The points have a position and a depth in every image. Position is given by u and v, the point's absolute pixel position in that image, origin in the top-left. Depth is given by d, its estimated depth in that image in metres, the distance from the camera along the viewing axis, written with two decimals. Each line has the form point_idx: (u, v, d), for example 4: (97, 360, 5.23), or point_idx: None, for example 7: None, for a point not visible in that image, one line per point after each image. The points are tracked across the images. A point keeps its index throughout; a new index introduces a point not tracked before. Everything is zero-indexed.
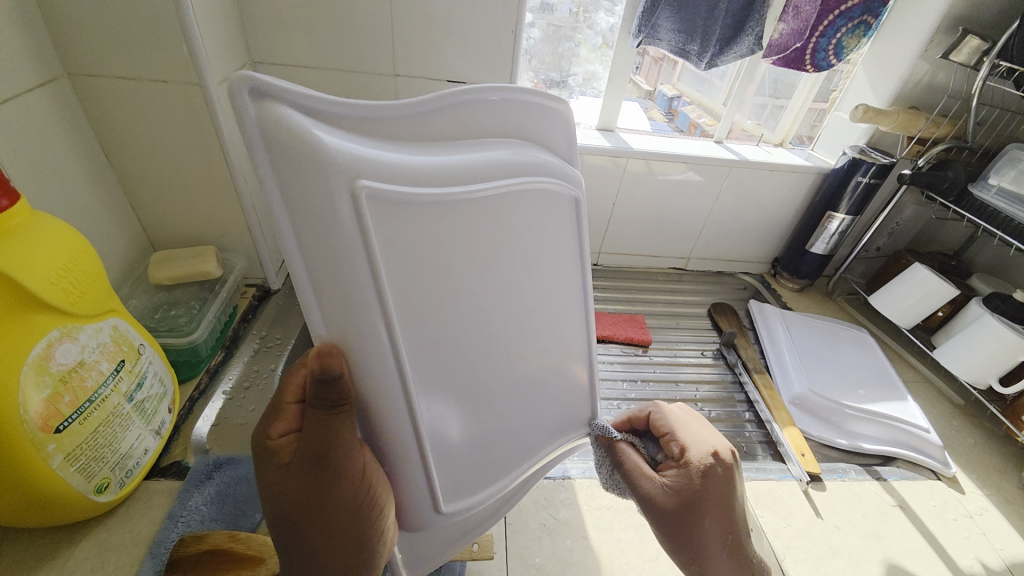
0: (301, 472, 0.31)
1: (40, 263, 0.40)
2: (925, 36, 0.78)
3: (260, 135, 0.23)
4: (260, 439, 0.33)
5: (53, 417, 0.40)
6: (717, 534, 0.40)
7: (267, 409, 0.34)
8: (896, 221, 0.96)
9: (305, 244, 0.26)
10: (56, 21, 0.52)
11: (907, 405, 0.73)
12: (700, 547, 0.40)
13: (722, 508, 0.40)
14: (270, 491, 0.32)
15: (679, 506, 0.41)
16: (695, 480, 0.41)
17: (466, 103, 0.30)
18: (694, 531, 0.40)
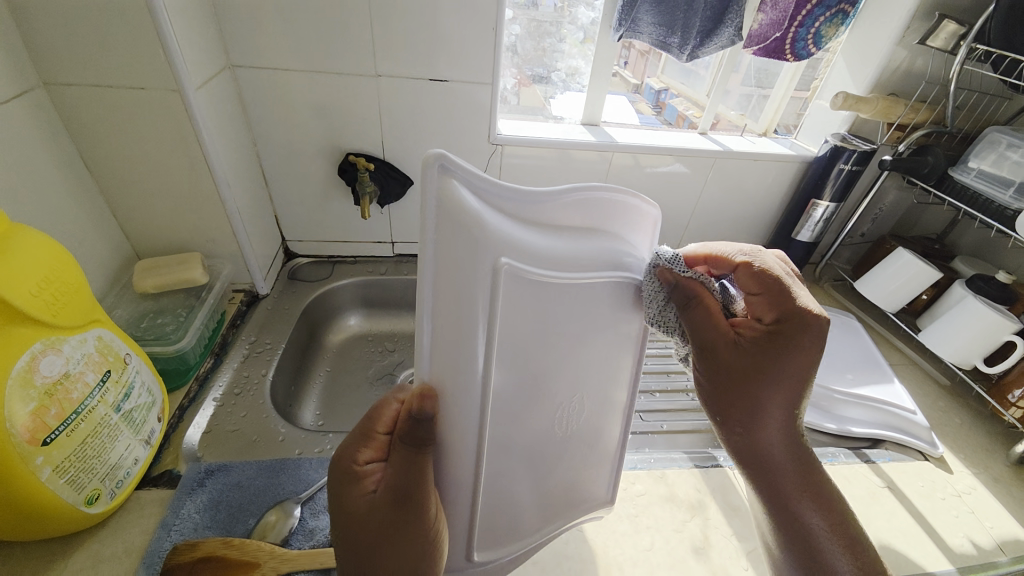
0: (384, 502, 0.33)
1: (21, 276, 0.40)
2: (903, 23, 0.79)
3: (437, 201, 0.31)
4: (349, 462, 0.35)
5: (40, 430, 0.40)
6: (782, 407, 0.40)
7: (359, 436, 0.37)
8: (879, 207, 0.97)
9: (440, 287, 0.33)
10: (26, 29, 0.51)
11: (893, 388, 0.75)
12: (758, 416, 0.40)
13: (797, 384, 0.39)
14: (348, 511, 0.34)
15: (751, 372, 0.39)
16: (782, 348, 0.38)
17: (587, 199, 0.38)
18: (762, 402, 0.39)
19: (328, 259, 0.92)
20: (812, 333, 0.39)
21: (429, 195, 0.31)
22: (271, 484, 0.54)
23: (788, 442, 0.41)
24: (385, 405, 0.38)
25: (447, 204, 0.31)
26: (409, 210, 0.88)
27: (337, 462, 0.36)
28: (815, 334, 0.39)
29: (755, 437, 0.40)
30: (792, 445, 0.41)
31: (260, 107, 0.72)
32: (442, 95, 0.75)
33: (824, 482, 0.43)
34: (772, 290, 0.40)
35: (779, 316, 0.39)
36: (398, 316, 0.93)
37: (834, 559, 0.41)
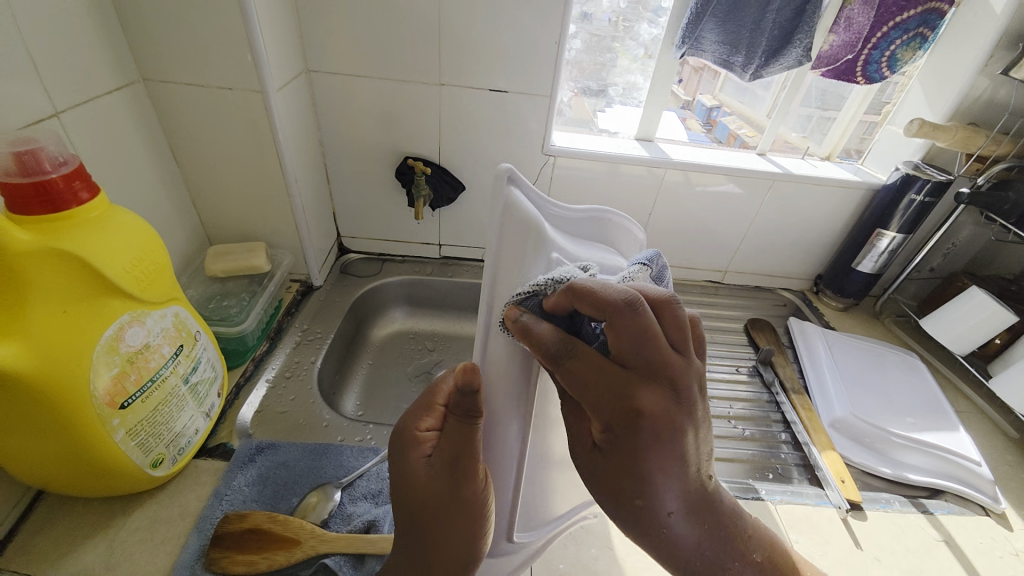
0: (441, 469, 0.35)
1: (116, 253, 0.44)
2: (987, 49, 0.75)
3: (506, 203, 0.37)
4: (409, 430, 0.37)
5: (118, 394, 0.44)
6: (671, 509, 0.33)
7: (420, 404, 0.38)
8: (952, 242, 0.92)
9: (501, 273, 0.38)
10: (135, 31, 0.57)
11: (958, 436, 0.69)
12: (645, 532, 0.33)
13: (674, 482, 0.32)
14: (410, 474, 0.36)
15: (608, 485, 0.33)
16: (633, 453, 0.32)
17: (595, 218, 0.50)
18: (643, 514, 0.33)
19: (378, 256, 0.95)
20: (664, 424, 0.31)
21: (500, 197, 0.36)
22: (314, 466, 0.56)
23: (705, 536, 0.34)
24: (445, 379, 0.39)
25: (516, 204, 0.37)
26: (458, 215, 0.90)
27: (400, 428, 0.37)
28: (657, 429, 0.31)
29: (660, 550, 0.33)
30: (706, 544, 0.34)
31: (328, 110, 0.77)
32: (499, 105, 0.77)
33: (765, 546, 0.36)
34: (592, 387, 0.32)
35: (611, 419, 0.32)
36: (440, 316, 0.95)
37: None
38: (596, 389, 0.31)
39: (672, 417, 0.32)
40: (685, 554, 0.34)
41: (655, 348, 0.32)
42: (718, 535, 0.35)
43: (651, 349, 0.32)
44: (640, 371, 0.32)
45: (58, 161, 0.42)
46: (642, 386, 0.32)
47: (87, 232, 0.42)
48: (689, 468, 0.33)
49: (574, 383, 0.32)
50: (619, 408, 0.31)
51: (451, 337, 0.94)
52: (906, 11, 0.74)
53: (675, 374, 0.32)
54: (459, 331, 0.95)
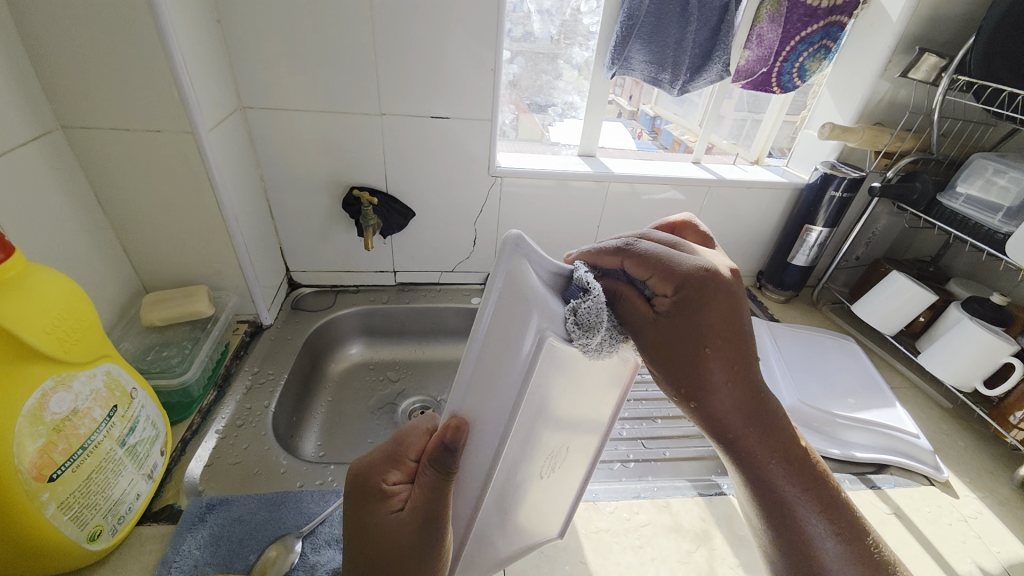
0: (412, 521, 0.33)
1: (35, 314, 0.41)
2: (885, 57, 0.82)
3: (507, 274, 0.34)
4: (376, 482, 0.36)
5: (46, 466, 0.40)
6: (727, 377, 0.36)
7: (389, 456, 0.37)
8: (872, 231, 0.99)
9: (486, 352, 0.35)
10: (47, 77, 0.54)
11: (895, 412, 0.74)
12: (703, 388, 0.37)
13: (732, 339, 0.36)
14: (375, 528, 0.34)
15: (676, 342, 0.36)
16: (699, 313, 0.36)
17: None
18: (704, 368, 0.36)
19: (331, 288, 0.93)
20: (727, 296, 0.36)
21: (502, 267, 0.34)
22: (273, 518, 0.54)
23: (747, 410, 0.37)
24: (416, 431, 0.38)
25: (519, 274, 0.34)
26: (411, 240, 0.90)
27: (364, 479, 0.36)
28: (723, 297, 0.36)
29: (708, 412, 0.38)
30: (753, 410, 0.37)
31: (267, 145, 0.75)
32: (442, 131, 0.78)
33: (797, 438, 0.40)
34: (663, 261, 0.36)
35: (682, 285, 0.36)
36: (400, 344, 0.94)
37: (806, 515, 0.39)
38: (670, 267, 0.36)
39: (725, 292, 0.36)
40: (730, 417, 0.37)
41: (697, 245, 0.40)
42: (758, 416, 0.38)
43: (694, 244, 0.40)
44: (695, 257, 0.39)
45: None
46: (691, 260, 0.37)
47: (2, 294, 0.39)
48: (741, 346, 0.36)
49: (644, 262, 0.37)
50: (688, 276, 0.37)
51: (413, 364, 0.93)
52: (810, 25, 0.81)
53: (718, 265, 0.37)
54: (421, 357, 0.94)
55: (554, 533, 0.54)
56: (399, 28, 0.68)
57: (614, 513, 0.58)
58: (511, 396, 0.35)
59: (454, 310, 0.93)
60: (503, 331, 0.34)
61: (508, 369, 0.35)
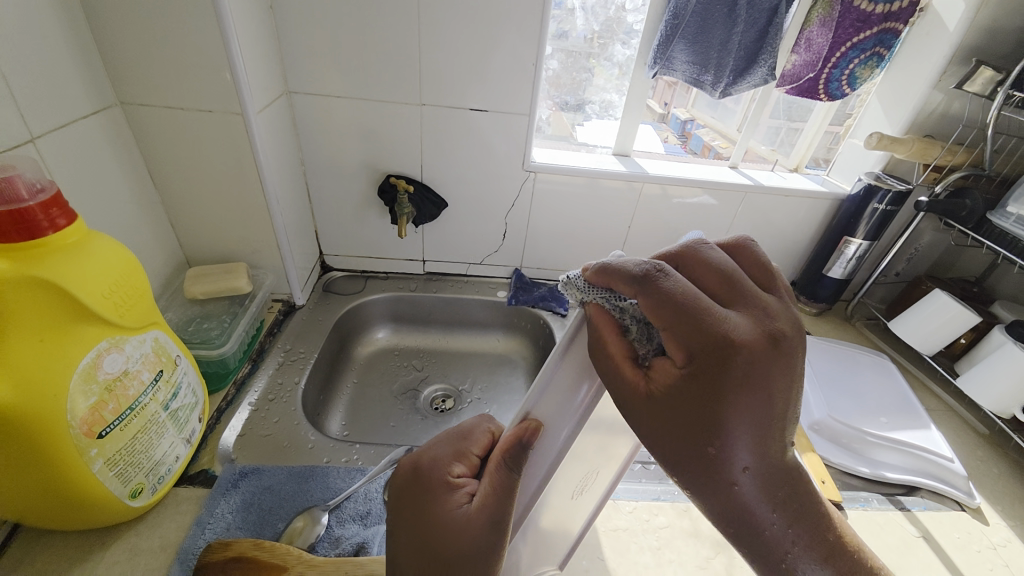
0: (477, 517, 0.32)
1: (95, 279, 0.43)
2: (940, 66, 0.80)
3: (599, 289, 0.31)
4: (442, 473, 0.36)
5: (97, 423, 0.42)
6: (747, 469, 0.26)
7: (454, 450, 0.38)
8: (915, 247, 0.96)
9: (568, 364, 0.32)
10: (109, 54, 0.57)
11: (929, 434, 0.72)
12: (712, 476, 0.26)
13: (749, 436, 0.26)
14: (439, 518, 0.34)
15: (679, 421, 0.26)
16: (716, 390, 0.26)
17: None
18: (709, 464, 0.26)
19: (361, 273, 0.95)
20: (780, 355, 0.26)
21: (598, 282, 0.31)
22: (300, 490, 0.55)
23: (774, 509, 0.27)
24: (478, 429, 0.39)
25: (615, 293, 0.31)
26: (441, 231, 0.91)
27: (429, 470, 0.37)
28: (750, 364, 0.26)
29: (716, 510, 0.27)
30: (781, 505, 0.27)
31: (311, 129, 0.77)
32: (478, 124, 0.79)
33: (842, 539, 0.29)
34: (678, 317, 0.26)
35: (696, 349, 0.26)
36: (425, 332, 0.95)
37: None
38: (727, 281, 0.29)
39: (773, 355, 0.26)
40: (752, 522, 0.27)
41: (738, 284, 0.29)
42: (787, 514, 0.28)
43: (737, 286, 0.29)
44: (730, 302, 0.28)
45: (36, 189, 0.41)
46: (735, 316, 0.27)
47: (65, 258, 0.41)
48: (786, 424, 0.27)
49: (663, 304, 0.26)
50: (756, 308, 0.28)
51: (436, 353, 0.94)
52: (863, 31, 0.79)
53: (773, 310, 0.28)
54: (444, 347, 0.95)
55: (552, 564, 0.50)
56: (444, 21, 0.69)
57: (633, 513, 0.58)
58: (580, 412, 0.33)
59: (480, 302, 0.94)
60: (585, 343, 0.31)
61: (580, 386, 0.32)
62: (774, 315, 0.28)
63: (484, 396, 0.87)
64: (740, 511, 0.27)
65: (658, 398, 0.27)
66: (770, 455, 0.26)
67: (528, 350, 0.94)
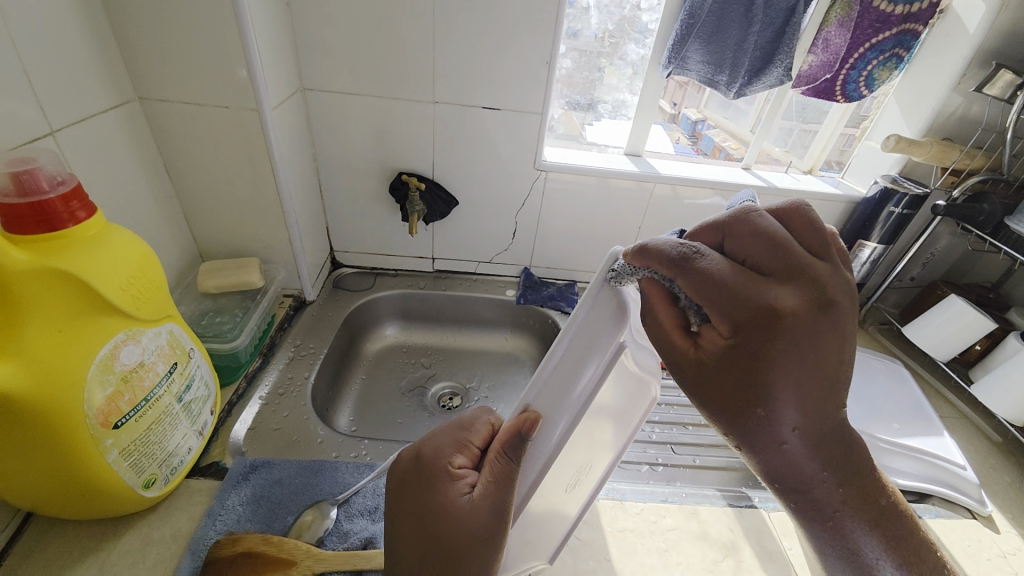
0: (479, 506, 0.33)
1: (113, 272, 0.44)
2: (961, 68, 0.78)
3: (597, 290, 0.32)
4: (443, 463, 0.36)
5: (112, 414, 0.43)
6: (794, 430, 0.28)
7: (454, 441, 0.38)
8: (931, 252, 0.95)
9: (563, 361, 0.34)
10: (128, 50, 0.57)
11: (943, 442, 0.71)
12: (762, 436, 0.28)
13: (796, 398, 0.28)
14: (440, 509, 0.34)
15: (732, 384, 0.28)
16: (764, 356, 0.27)
17: None
18: (757, 425, 0.28)
19: (371, 270, 0.96)
20: (829, 322, 0.27)
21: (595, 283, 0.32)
22: (309, 484, 0.56)
23: (823, 468, 0.29)
24: (479, 421, 0.40)
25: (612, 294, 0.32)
26: (451, 229, 0.91)
27: (429, 459, 0.37)
28: (797, 335, 0.27)
29: (765, 466, 0.30)
30: (830, 463, 0.29)
31: (324, 126, 0.78)
32: (489, 123, 0.79)
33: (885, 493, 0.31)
34: (723, 296, 0.27)
35: (741, 320, 0.27)
36: (433, 330, 0.96)
37: None
38: (774, 250, 0.28)
39: (817, 324, 0.27)
40: (801, 478, 0.29)
41: (790, 252, 0.28)
42: (835, 472, 0.29)
43: (786, 253, 0.28)
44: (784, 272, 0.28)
45: (55, 181, 0.42)
46: (780, 288, 0.28)
47: (85, 251, 0.42)
48: (838, 388, 0.28)
49: (704, 284, 0.27)
50: (807, 279, 0.28)
51: (444, 351, 0.94)
52: (881, 32, 0.78)
53: (824, 279, 0.28)
54: (451, 345, 0.95)
55: (541, 560, 0.51)
56: (457, 20, 0.69)
57: (640, 514, 0.58)
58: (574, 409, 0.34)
59: (488, 300, 0.94)
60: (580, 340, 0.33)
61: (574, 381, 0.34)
62: (824, 283, 0.28)
63: (491, 395, 0.87)
64: (791, 466, 0.29)
65: (708, 364, 0.29)
66: (819, 418, 0.28)
67: (536, 349, 0.94)
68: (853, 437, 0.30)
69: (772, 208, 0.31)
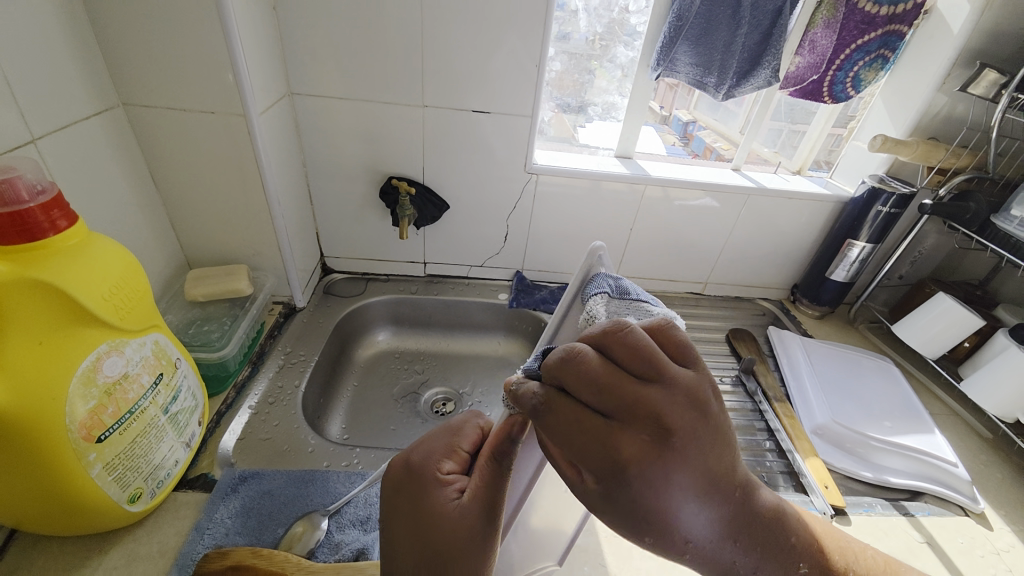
0: (469, 509, 0.32)
1: (95, 282, 0.43)
2: (945, 69, 0.79)
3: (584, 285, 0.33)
4: (431, 470, 0.36)
5: (95, 427, 0.42)
6: (697, 549, 0.25)
7: (444, 446, 0.38)
8: (918, 250, 0.96)
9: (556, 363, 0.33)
10: (111, 55, 0.56)
11: (933, 439, 0.71)
12: (670, 563, 0.25)
13: (692, 528, 0.24)
14: (432, 515, 0.33)
15: (627, 528, 0.24)
16: (644, 501, 0.23)
17: None
18: (661, 558, 0.25)
19: (362, 275, 0.95)
20: (677, 451, 0.23)
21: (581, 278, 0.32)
22: (300, 494, 0.55)
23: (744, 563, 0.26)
24: (468, 425, 0.40)
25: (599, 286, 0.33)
26: (442, 233, 0.91)
27: (417, 467, 0.36)
28: (668, 468, 0.23)
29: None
30: (748, 549, 0.26)
31: (312, 131, 0.77)
32: (482, 126, 0.78)
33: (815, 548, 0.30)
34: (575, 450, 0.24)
35: (601, 474, 0.23)
36: (426, 335, 0.95)
37: None
38: (604, 389, 0.24)
39: (679, 453, 0.23)
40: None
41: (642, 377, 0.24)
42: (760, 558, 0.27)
43: (625, 387, 0.23)
44: (624, 409, 0.23)
45: (36, 190, 0.41)
46: (625, 428, 0.23)
47: (66, 261, 0.41)
48: (726, 488, 0.24)
49: (562, 434, 0.24)
50: (642, 415, 0.23)
51: (437, 356, 0.93)
52: (867, 33, 0.79)
53: (659, 407, 0.23)
54: (444, 349, 0.95)
55: (551, 560, 0.51)
56: (446, 23, 0.69)
57: None
58: None
59: (481, 304, 0.94)
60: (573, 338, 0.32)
61: None
62: (668, 407, 0.23)
63: (484, 399, 0.87)
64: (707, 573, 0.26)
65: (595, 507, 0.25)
66: (718, 530, 0.25)
67: (529, 352, 0.94)
68: (762, 515, 0.27)
69: (589, 333, 0.25)
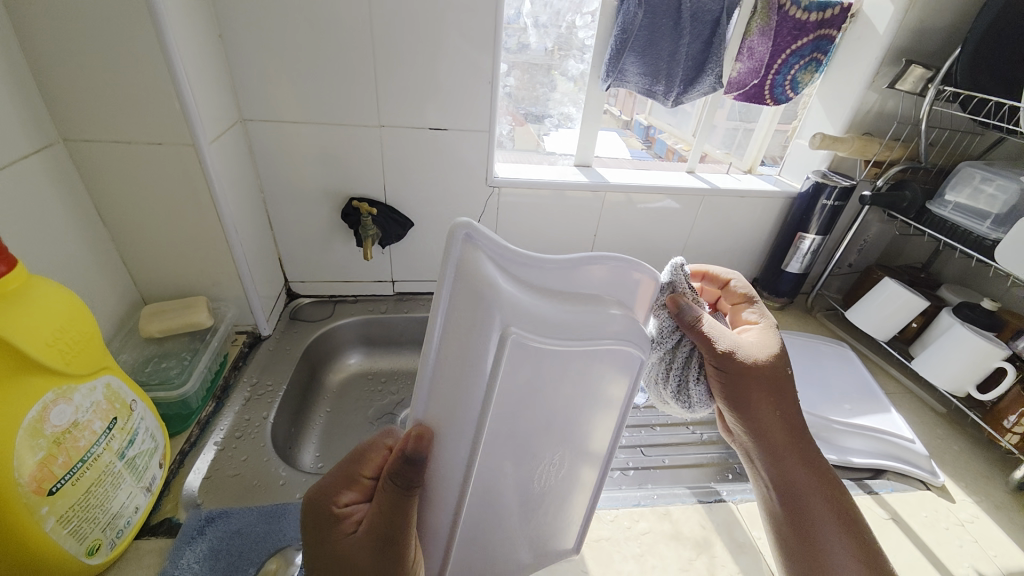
0: (367, 543, 0.33)
1: (37, 326, 0.41)
2: (873, 68, 0.84)
3: (457, 269, 0.31)
4: (329, 506, 0.36)
5: (46, 480, 0.40)
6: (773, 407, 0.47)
7: (343, 476, 0.37)
8: (863, 239, 1.01)
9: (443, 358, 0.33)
10: (48, 90, 0.54)
11: (890, 417, 0.75)
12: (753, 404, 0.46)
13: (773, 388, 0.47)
14: (333, 554, 0.34)
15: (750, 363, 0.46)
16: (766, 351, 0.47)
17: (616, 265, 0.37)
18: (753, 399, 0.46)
19: (330, 298, 0.94)
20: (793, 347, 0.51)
21: (450, 262, 0.31)
22: (272, 531, 0.53)
23: (788, 434, 0.48)
24: (375, 447, 0.39)
25: (472, 268, 0.31)
26: (409, 250, 0.90)
27: (315, 505, 0.36)
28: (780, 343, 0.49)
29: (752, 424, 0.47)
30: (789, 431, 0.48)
31: (268, 156, 0.76)
32: (441, 143, 0.79)
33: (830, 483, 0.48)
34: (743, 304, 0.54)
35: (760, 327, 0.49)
36: (399, 354, 0.94)
37: (831, 537, 0.46)
38: None
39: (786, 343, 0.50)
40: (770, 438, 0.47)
41: None
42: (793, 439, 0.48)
43: None
44: None
45: None
46: None
47: (5, 306, 0.39)
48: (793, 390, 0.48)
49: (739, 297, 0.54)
50: None
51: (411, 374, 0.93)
52: (800, 38, 0.84)
53: None
54: None
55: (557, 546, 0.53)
56: (399, 45, 0.70)
57: (614, 521, 0.58)
58: (478, 409, 0.35)
59: None
60: (451, 329, 0.32)
61: (469, 375, 0.34)
62: None
63: None
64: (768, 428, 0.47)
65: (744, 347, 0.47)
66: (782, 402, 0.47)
67: None
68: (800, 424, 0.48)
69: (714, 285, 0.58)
